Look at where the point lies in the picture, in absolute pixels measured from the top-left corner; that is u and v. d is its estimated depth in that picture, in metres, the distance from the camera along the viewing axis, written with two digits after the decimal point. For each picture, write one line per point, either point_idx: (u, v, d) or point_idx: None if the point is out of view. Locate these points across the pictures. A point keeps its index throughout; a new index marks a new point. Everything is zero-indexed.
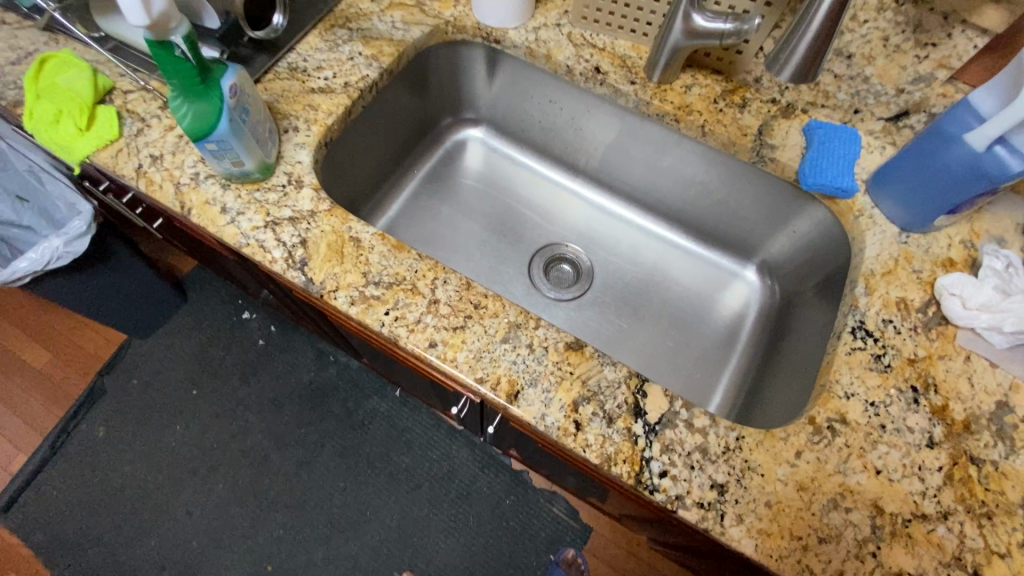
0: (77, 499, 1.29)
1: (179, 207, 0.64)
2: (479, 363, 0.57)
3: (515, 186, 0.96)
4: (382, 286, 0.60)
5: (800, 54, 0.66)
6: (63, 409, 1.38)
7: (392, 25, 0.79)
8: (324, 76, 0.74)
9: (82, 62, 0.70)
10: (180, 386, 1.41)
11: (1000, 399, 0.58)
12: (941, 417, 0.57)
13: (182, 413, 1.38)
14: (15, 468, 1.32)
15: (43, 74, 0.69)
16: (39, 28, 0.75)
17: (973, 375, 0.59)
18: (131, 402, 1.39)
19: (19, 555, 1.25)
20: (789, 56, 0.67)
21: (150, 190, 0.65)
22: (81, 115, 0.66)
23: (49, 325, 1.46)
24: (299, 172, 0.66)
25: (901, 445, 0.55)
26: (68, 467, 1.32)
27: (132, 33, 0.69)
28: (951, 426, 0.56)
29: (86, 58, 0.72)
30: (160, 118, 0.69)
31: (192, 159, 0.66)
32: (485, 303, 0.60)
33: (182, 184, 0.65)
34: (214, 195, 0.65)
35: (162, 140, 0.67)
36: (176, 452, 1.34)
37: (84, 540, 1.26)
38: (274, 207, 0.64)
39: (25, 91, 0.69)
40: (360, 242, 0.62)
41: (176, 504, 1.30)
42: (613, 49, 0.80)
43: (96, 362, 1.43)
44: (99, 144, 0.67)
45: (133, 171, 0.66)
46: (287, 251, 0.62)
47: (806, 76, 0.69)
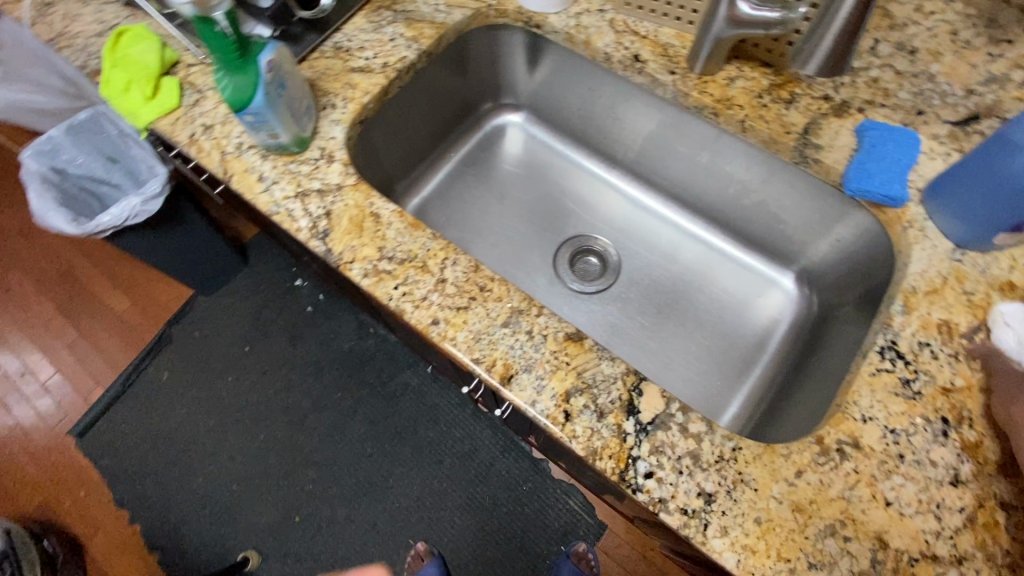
0: (140, 433, 1.44)
1: (222, 173, 0.69)
2: (477, 344, 0.58)
3: (550, 174, 0.95)
4: (395, 261, 0.62)
5: (826, 49, 0.67)
6: (136, 351, 1.53)
7: (435, 7, 0.80)
8: (366, 56, 0.77)
9: (154, 36, 0.76)
10: (234, 342, 1.53)
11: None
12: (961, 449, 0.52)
13: (234, 366, 1.50)
14: (93, 399, 1.49)
15: (119, 46, 0.76)
16: (122, 5, 0.82)
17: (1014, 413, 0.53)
18: (192, 351, 1.52)
19: (89, 475, 1.41)
20: (814, 50, 0.67)
21: (199, 156, 0.70)
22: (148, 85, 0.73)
23: (130, 275, 1.63)
24: (332, 148, 0.70)
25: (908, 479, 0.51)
26: (135, 404, 1.47)
27: None
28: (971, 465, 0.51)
29: (158, 32, 0.78)
30: (215, 91, 0.74)
31: (238, 130, 0.71)
32: (490, 286, 0.60)
33: (227, 153, 0.70)
34: (254, 164, 0.69)
35: (215, 111, 0.73)
36: (227, 401, 1.46)
37: (143, 470, 1.40)
38: (305, 178, 0.68)
39: (104, 61, 0.76)
40: (379, 218, 0.65)
41: (222, 449, 1.42)
42: (656, 37, 0.77)
43: (166, 312, 1.58)
44: (161, 112, 0.73)
45: (186, 138, 0.72)
46: (312, 222, 0.65)
47: (834, 68, 0.69)
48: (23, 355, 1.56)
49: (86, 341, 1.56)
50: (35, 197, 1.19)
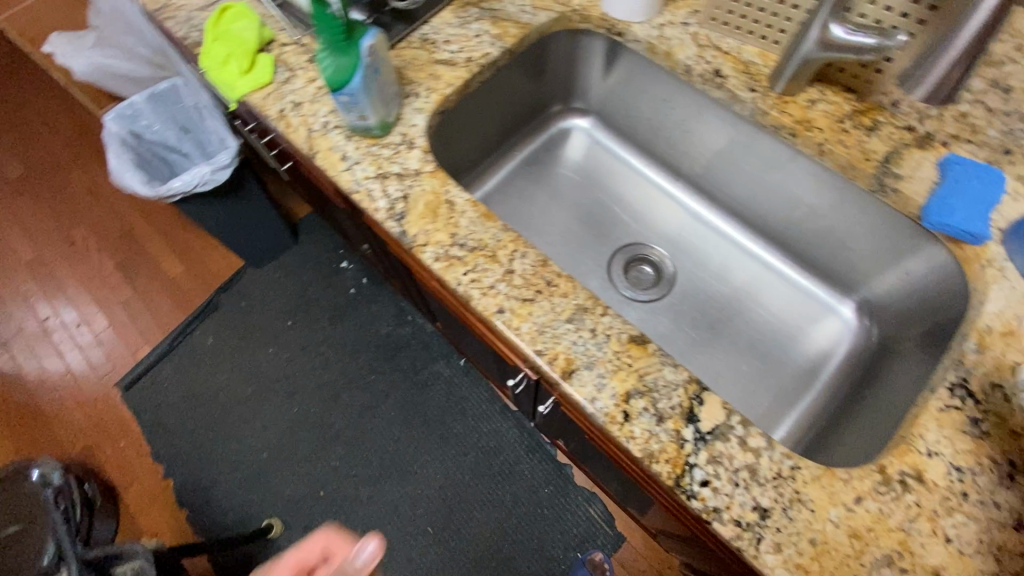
0: (181, 392, 1.50)
1: (308, 149, 0.72)
2: (541, 336, 0.59)
3: (612, 181, 0.96)
4: (466, 249, 0.64)
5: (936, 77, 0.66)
6: (186, 314, 1.60)
7: (522, 8, 0.82)
8: (451, 50, 0.79)
9: (253, 14, 0.80)
10: (279, 315, 1.59)
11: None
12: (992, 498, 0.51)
13: (276, 339, 1.56)
14: (141, 355, 1.55)
15: (221, 21, 0.80)
16: None
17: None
18: (237, 320, 1.59)
19: (130, 428, 1.47)
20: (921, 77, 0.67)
21: (287, 131, 0.74)
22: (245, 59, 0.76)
23: (186, 241, 1.70)
24: (413, 134, 0.72)
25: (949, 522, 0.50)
26: (180, 364, 1.53)
27: None
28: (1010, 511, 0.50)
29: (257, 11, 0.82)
30: (306, 71, 0.78)
31: (325, 110, 0.74)
32: (557, 282, 0.61)
33: (314, 130, 0.73)
34: (338, 143, 0.72)
35: (304, 89, 0.76)
36: (266, 371, 1.52)
37: (181, 428, 1.46)
38: (386, 161, 0.70)
39: (206, 34, 0.80)
40: (454, 205, 0.67)
41: (257, 417, 1.46)
42: (738, 53, 0.77)
43: (216, 280, 1.64)
44: (254, 86, 0.76)
45: (276, 113, 0.75)
46: (390, 203, 0.68)
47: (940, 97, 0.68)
48: (80, 307, 1.64)
49: (140, 299, 1.63)
50: (114, 158, 1.25)
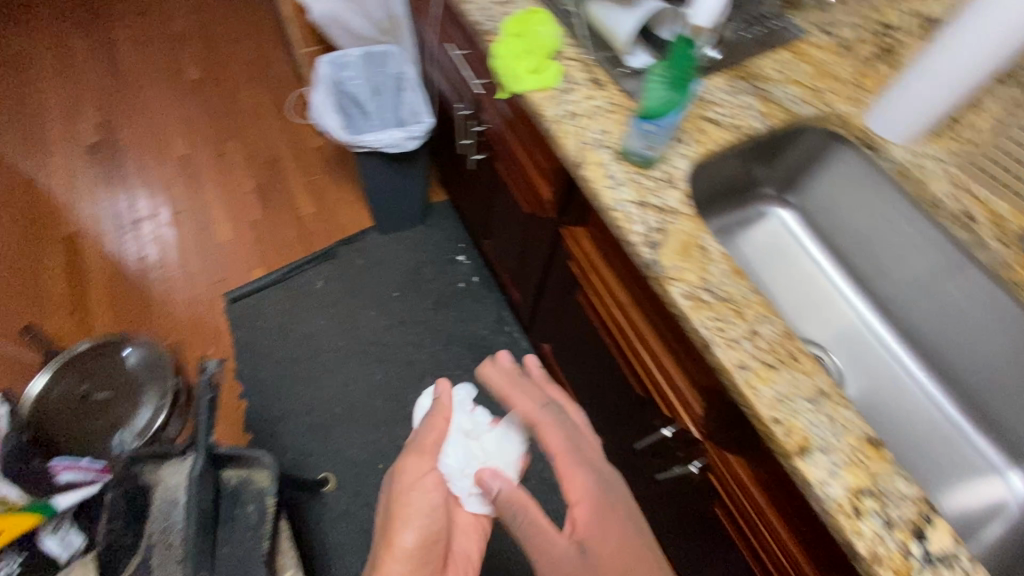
0: (278, 324, 1.53)
1: (576, 158, 0.75)
2: (780, 405, 0.60)
3: (798, 276, 0.97)
4: (715, 297, 0.66)
5: None
6: (304, 253, 1.65)
7: (790, 97, 0.86)
8: (719, 112, 0.83)
9: (552, 23, 0.85)
10: (387, 284, 1.64)
11: (586, 504, 0.65)
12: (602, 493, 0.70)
13: (378, 305, 1.60)
14: (252, 277, 1.60)
15: (521, 22, 0.86)
16: None
17: (571, 471, 0.67)
18: (349, 275, 1.64)
19: (222, 339, 1.50)
20: None
21: (559, 134, 0.77)
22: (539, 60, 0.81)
23: (325, 188, 1.78)
24: (676, 176, 0.75)
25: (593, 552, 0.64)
26: (285, 297, 1.58)
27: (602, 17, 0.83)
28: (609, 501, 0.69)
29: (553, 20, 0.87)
30: (584, 87, 0.82)
31: (597, 128, 0.78)
32: (800, 357, 0.63)
33: (585, 143, 0.77)
34: (606, 161, 0.75)
35: (581, 104, 0.80)
36: (362, 331, 1.55)
37: (268, 357, 1.48)
38: (649, 192, 0.73)
39: (502, 27, 0.86)
40: (707, 252, 0.69)
41: (340, 372, 1.48)
42: (988, 204, 0.80)
43: (341, 233, 1.70)
44: (538, 86, 0.81)
45: (552, 117, 0.79)
46: (647, 231, 0.70)
47: None
48: (211, 213, 1.71)
49: (267, 225, 1.69)
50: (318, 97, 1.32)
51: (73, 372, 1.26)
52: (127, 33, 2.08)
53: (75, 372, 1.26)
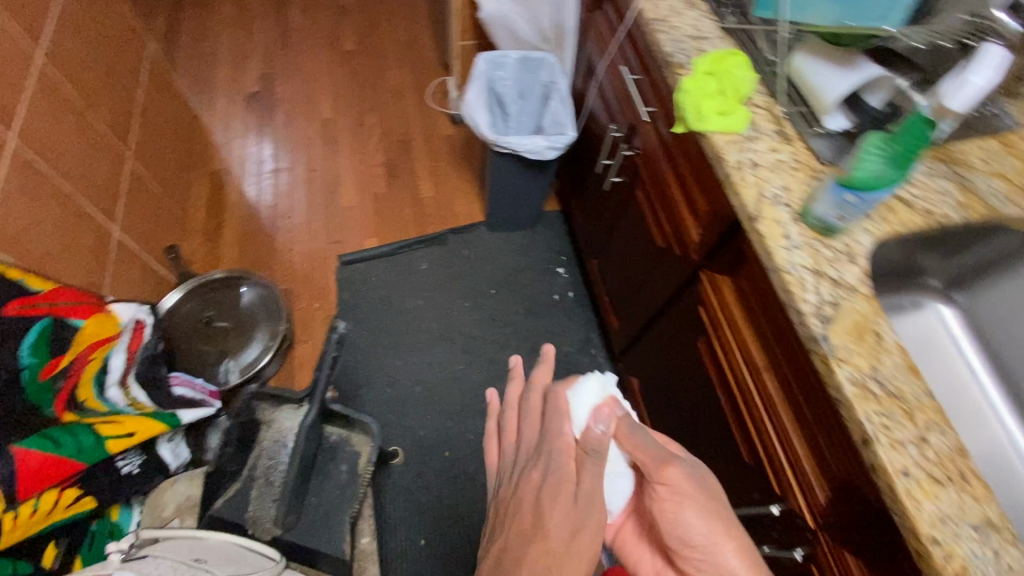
0: (379, 294, 1.59)
1: (753, 210, 0.72)
2: (942, 526, 0.55)
3: (943, 379, 0.88)
4: (883, 390, 0.61)
5: None
6: (415, 233, 1.72)
7: (994, 192, 0.78)
8: (911, 192, 0.77)
9: (748, 68, 0.83)
10: (486, 280, 1.66)
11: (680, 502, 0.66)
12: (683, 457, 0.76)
13: (474, 298, 1.63)
14: (365, 245, 1.68)
15: (714, 60, 0.84)
16: (719, 25, 0.90)
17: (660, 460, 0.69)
18: (453, 264, 1.68)
19: (327, 296, 1.58)
20: None
21: (738, 182, 0.75)
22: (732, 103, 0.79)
23: (447, 176, 1.84)
24: (856, 250, 0.70)
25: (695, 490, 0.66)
26: (391, 270, 1.64)
27: (807, 69, 0.78)
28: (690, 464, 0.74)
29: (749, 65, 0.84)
30: (770, 138, 0.79)
31: (779, 183, 0.75)
32: (972, 480, 0.57)
33: (764, 196, 0.73)
34: (784, 219, 0.72)
35: (765, 155, 0.77)
36: (453, 320, 1.58)
37: (364, 322, 1.55)
38: (826, 261, 0.69)
39: (698, 64, 0.84)
40: (882, 340, 0.64)
41: (425, 353, 1.52)
42: None
43: (453, 221, 1.76)
44: (724, 129, 0.79)
45: (734, 162, 0.76)
46: (819, 303, 0.66)
47: None
48: (341, 176, 1.81)
49: (388, 200, 1.78)
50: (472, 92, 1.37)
51: (200, 298, 1.37)
52: None
53: (202, 298, 1.38)
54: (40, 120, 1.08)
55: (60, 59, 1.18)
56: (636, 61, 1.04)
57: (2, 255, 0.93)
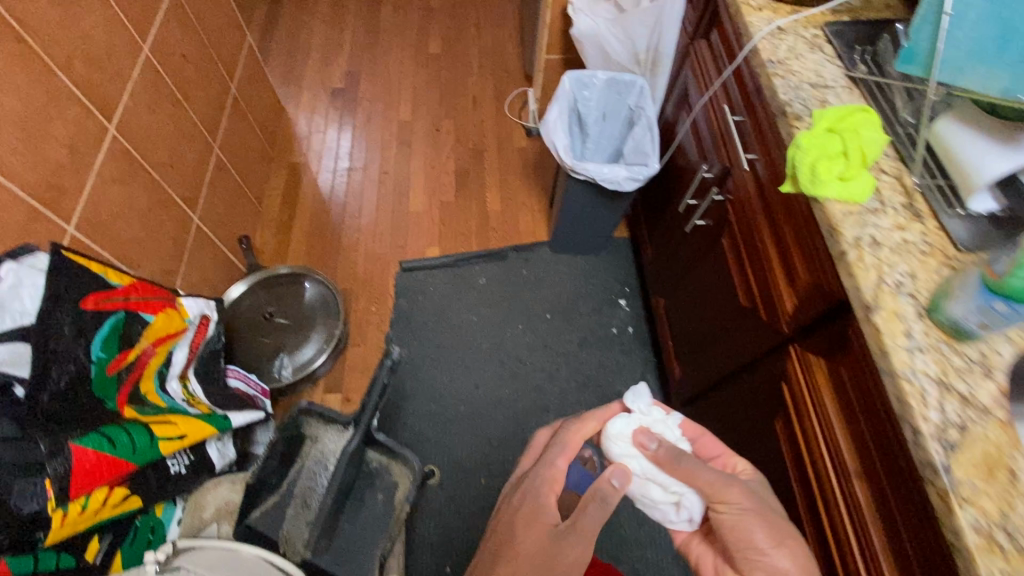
0: (434, 304, 1.58)
1: (870, 298, 0.63)
2: None
3: None
4: (1016, 545, 0.50)
5: None
6: (477, 247, 1.69)
7: None
8: None
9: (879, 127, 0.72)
10: (543, 304, 1.61)
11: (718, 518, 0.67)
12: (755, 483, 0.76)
13: (529, 321, 1.58)
14: (426, 253, 1.67)
15: (838, 114, 0.74)
16: (845, 73, 0.81)
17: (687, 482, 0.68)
18: (511, 282, 1.64)
19: (384, 300, 1.57)
20: None
21: (855, 263, 0.65)
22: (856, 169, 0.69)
23: (516, 191, 1.80)
24: (994, 363, 0.59)
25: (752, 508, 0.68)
26: (449, 281, 1.62)
27: (950, 136, 0.67)
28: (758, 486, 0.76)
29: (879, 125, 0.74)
30: (897, 214, 0.69)
31: (904, 269, 0.65)
32: None
33: (885, 282, 0.64)
34: (907, 314, 0.62)
35: (889, 232, 0.67)
36: (505, 341, 1.54)
37: (416, 332, 1.53)
38: (954, 371, 0.58)
39: (820, 118, 0.74)
40: (1019, 481, 0.53)
41: (473, 373, 1.48)
42: None
43: (517, 238, 1.72)
44: (843, 197, 0.69)
45: (851, 238, 0.67)
46: (942, 422, 0.56)
47: None
48: (412, 180, 1.81)
49: (455, 209, 1.76)
50: (555, 112, 1.31)
51: (262, 292, 1.40)
52: None
53: (265, 292, 1.40)
54: (140, 112, 1.13)
55: (165, 52, 1.23)
56: (740, 102, 0.95)
57: (91, 242, 0.97)
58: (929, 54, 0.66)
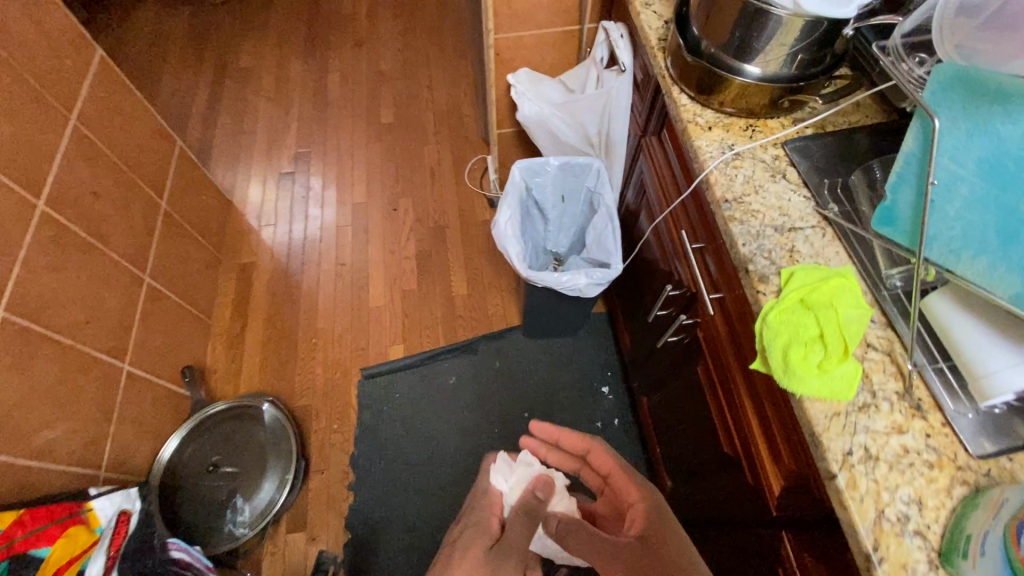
0: (401, 414, 1.45)
1: (869, 543, 0.51)
2: None
3: None
4: None
5: None
6: (444, 340, 1.56)
7: None
8: None
9: (861, 297, 0.60)
10: (520, 400, 1.47)
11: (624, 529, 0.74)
12: (640, 519, 0.74)
13: (506, 423, 1.44)
14: (389, 353, 1.54)
15: (810, 279, 0.62)
16: (814, 208, 0.69)
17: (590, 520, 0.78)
18: (483, 378, 1.50)
19: (347, 415, 1.45)
20: None
21: (846, 489, 0.53)
22: (836, 360, 0.56)
23: (482, 271, 1.67)
24: None
25: (626, 549, 0.71)
26: (416, 385, 1.49)
27: (951, 317, 0.54)
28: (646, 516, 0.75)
29: (861, 285, 0.62)
30: (893, 409, 0.56)
31: (908, 495, 0.52)
32: None
33: (885, 517, 0.51)
34: (916, 565, 0.49)
35: (885, 438, 0.55)
36: (481, 450, 1.41)
37: (383, 449, 1.40)
38: None
39: (789, 284, 0.62)
40: None
41: (448, 492, 1.36)
42: None
43: (486, 325, 1.58)
44: (825, 395, 0.56)
45: (838, 451, 0.55)
46: None
47: None
48: (370, 269, 1.69)
49: (418, 298, 1.63)
50: (504, 213, 1.19)
51: (201, 440, 1.29)
52: (340, 64, 2.14)
53: (206, 439, 1.29)
54: (38, 278, 1.02)
55: (67, 198, 1.11)
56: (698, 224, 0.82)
57: None
58: (912, 220, 0.53)
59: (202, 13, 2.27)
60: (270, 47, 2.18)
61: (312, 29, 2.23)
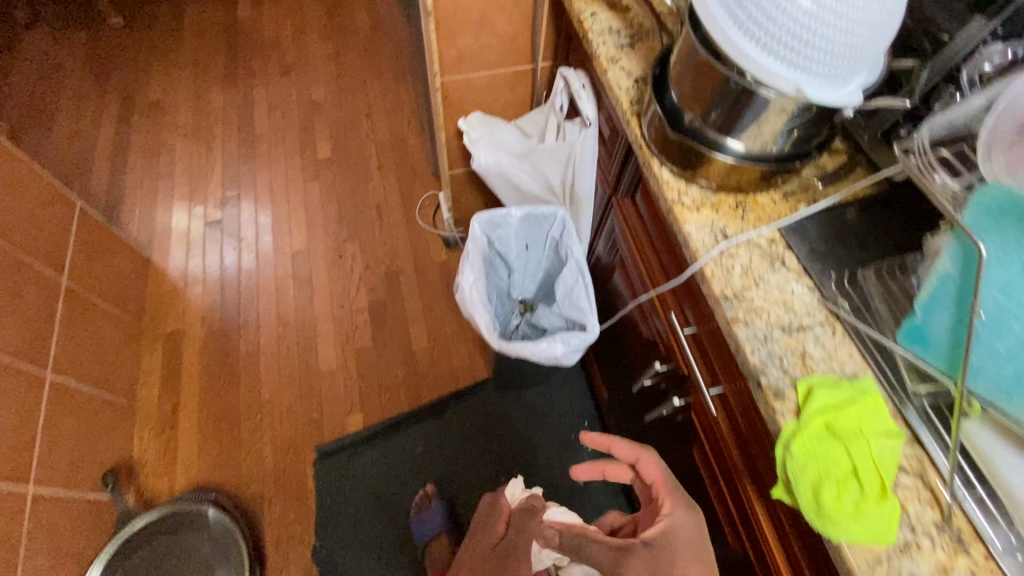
0: (367, 494, 1.30)
1: None
2: None
3: None
4: None
5: None
6: (408, 405, 1.44)
7: None
8: None
9: (889, 416, 0.54)
10: (493, 464, 1.34)
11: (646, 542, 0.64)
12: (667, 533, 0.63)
13: (481, 491, 1.31)
14: (348, 426, 1.41)
15: (833, 396, 0.55)
16: (820, 303, 0.63)
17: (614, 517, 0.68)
18: (452, 442, 1.37)
19: (305, 502, 1.31)
20: None
21: None
22: (873, 498, 0.50)
23: (443, 321, 1.56)
24: None
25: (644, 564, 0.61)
26: (380, 459, 1.34)
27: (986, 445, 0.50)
28: (672, 534, 0.63)
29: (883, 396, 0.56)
30: (936, 545, 0.50)
31: None
32: None
33: None
34: None
35: None
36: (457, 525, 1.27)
37: (350, 536, 1.26)
38: None
39: (809, 402, 0.55)
40: None
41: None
42: None
43: (452, 382, 1.47)
44: (865, 539, 0.49)
45: None
46: None
47: None
48: (319, 327, 1.53)
49: (376, 357, 1.50)
50: (467, 274, 1.09)
51: (139, 558, 1.12)
52: (267, 93, 1.95)
53: (141, 560, 1.12)
54: None
55: None
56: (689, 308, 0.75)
57: None
58: (949, 345, 0.49)
59: (100, 36, 2.00)
60: (184, 75, 1.95)
61: (232, 53, 2.02)
